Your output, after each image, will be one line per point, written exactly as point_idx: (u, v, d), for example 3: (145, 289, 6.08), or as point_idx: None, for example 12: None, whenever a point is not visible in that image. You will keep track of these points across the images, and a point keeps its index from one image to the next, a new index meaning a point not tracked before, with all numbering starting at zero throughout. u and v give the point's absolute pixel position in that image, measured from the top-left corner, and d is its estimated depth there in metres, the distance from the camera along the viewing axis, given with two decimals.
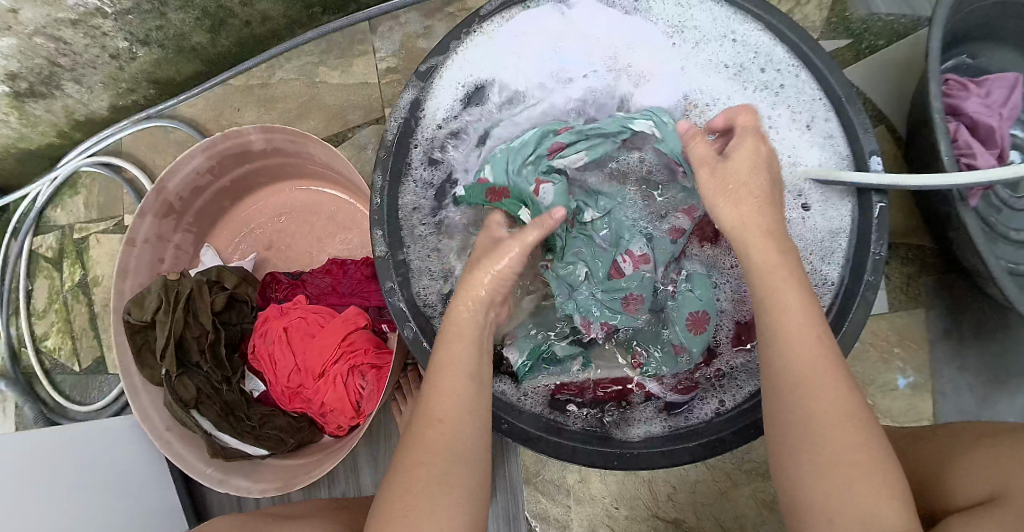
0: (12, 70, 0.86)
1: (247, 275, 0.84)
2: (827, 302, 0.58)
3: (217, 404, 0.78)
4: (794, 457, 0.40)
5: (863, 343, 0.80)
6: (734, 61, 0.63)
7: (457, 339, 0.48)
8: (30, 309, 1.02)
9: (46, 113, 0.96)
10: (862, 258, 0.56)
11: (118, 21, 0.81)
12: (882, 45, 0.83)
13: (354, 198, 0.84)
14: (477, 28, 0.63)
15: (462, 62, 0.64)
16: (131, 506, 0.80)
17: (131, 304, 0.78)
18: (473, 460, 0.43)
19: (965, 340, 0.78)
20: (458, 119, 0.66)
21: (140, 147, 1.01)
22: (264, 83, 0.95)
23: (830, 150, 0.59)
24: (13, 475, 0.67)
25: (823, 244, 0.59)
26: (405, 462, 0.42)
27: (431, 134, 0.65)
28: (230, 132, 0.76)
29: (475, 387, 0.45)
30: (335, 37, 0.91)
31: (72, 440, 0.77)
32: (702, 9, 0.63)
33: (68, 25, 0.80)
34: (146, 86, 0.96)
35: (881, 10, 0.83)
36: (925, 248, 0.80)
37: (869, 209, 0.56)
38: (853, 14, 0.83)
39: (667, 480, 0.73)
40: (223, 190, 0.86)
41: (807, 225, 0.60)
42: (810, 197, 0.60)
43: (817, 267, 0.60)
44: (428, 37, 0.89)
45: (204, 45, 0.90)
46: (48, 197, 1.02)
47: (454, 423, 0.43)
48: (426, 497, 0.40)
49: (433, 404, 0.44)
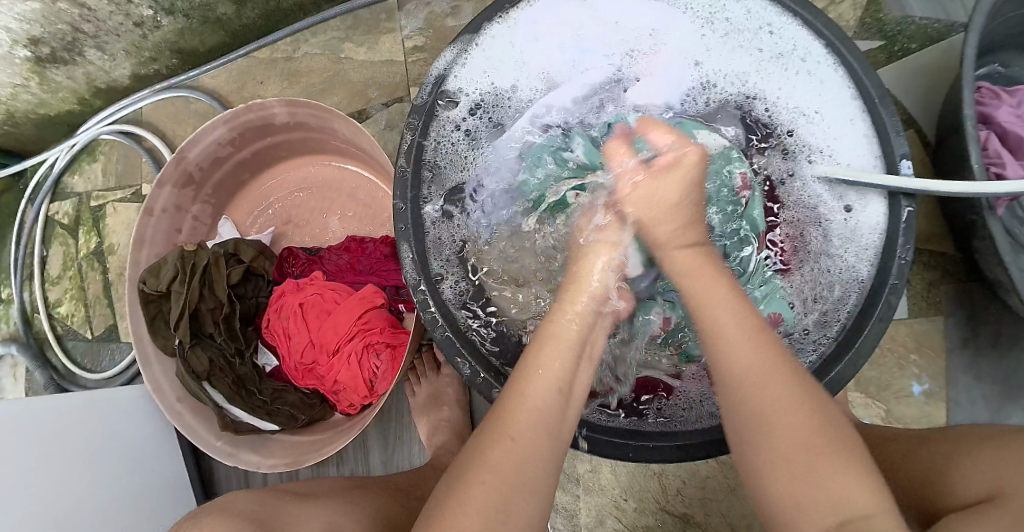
0: (34, 34, 0.86)
1: (264, 250, 0.84)
2: (853, 302, 0.57)
3: (229, 377, 0.77)
4: (745, 443, 0.43)
5: (881, 348, 0.79)
6: (771, 49, 0.61)
7: (553, 344, 0.46)
8: (45, 274, 1.03)
9: (67, 79, 0.96)
10: (888, 261, 0.54)
11: None
12: (915, 48, 0.81)
13: (375, 176, 0.84)
14: (502, 15, 0.61)
15: (483, 49, 0.62)
16: (147, 475, 0.82)
17: (147, 273, 0.78)
18: (537, 485, 0.42)
19: (983, 350, 0.77)
20: (471, 111, 0.64)
21: (160, 117, 1.01)
22: (288, 57, 0.94)
23: (864, 150, 0.57)
24: (36, 445, 0.68)
25: (859, 242, 0.57)
26: (475, 463, 0.42)
27: (445, 127, 0.63)
28: (253, 104, 0.76)
29: (560, 402, 0.44)
30: (363, 13, 0.90)
31: (85, 408, 0.77)
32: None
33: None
34: (168, 55, 0.95)
35: (916, 13, 0.81)
36: (948, 255, 0.78)
37: (897, 213, 0.55)
38: (888, 15, 0.81)
39: (678, 475, 0.72)
40: (243, 162, 0.85)
41: (849, 226, 0.58)
42: (843, 196, 0.58)
43: (850, 264, 0.58)
44: (456, 16, 0.88)
45: (229, 16, 0.90)
46: (66, 163, 1.02)
47: (526, 442, 0.42)
48: (480, 520, 0.39)
49: (506, 417, 0.43)
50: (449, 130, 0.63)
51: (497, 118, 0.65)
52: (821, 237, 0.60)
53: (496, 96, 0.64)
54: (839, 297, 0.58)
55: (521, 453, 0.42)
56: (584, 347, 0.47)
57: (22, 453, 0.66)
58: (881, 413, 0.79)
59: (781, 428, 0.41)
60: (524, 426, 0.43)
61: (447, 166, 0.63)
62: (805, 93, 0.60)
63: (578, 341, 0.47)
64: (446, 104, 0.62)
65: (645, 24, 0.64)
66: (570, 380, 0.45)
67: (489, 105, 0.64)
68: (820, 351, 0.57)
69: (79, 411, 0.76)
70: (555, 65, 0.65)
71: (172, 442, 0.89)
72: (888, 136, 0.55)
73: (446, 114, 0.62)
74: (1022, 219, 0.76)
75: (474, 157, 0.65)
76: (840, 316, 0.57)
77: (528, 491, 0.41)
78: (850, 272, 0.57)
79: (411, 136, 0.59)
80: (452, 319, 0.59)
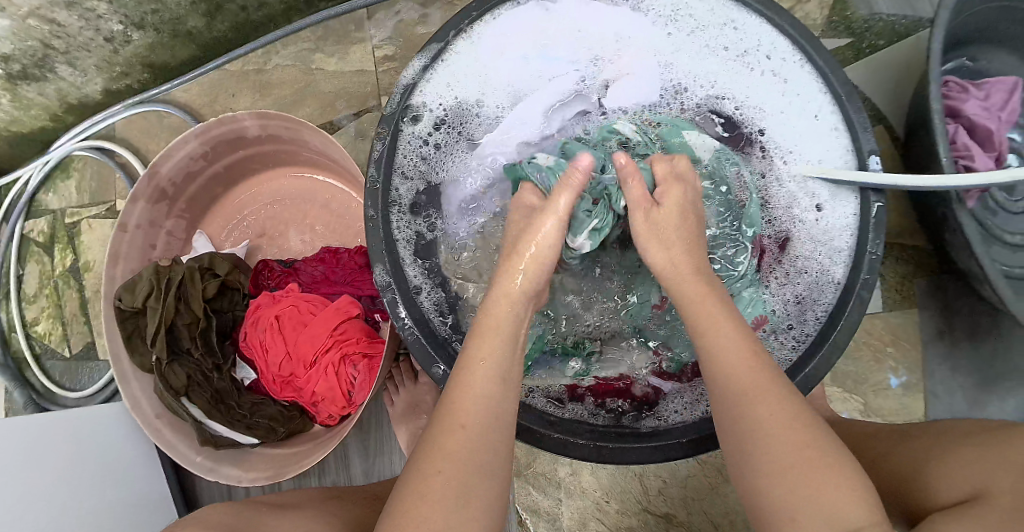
0: (5, 51, 0.85)
1: (239, 263, 0.83)
2: (830, 300, 0.57)
3: (207, 392, 0.76)
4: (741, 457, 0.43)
5: (857, 341, 0.80)
6: (735, 46, 0.62)
7: (490, 333, 0.47)
8: (21, 293, 1.01)
9: (40, 95, 0.95)
10: (860, 257, 0.55)
11: (114, 4, 0.81)
12: (882, 45, 0.83)
13: (349, 188, 0.84)
14: (465, 31, 0.63)
15: (448, 65, 0.63)
16: (127, 495, 0.80)
17: (122, 290, 0.77)
18: (491, 470, 0.42)
19: (958, 343, 0.78)
20: (437, 123, 0.64)
21: (134, 132, 1.00)
22: (260, 69, 0.94)
23: (835, 143, 0.58)
24: (14, 467, 0.67)
25: (831, 243, 0.58)
26: (426, 462, 0.42)
27: (412, 141, 0.63)
28: (224, 118, 0.75)
29: (503, 387, 0.45)
30: (333, 23, 0.91)
31: (62, 428, 0.76)
32: None
33: (62, 7, 0.79)
34: (140, 70, 0.95)
35: (883, 11, 0.82)
36: (920, 248, 0.79)
37: (867, 208, 0.56)
38: (855, 13, 0.83)
39: (659, 475, 0.72)
40: (216, 175, 0.85)
41: (821, 228, 0.58)
42: (820, 196, 0.59)
43: (825, 265, 0.58)
44: (426, 24, 0.89)
45: (201, 30, 0.89)
46: (40, 181, 1.01)
47: (476, 430, 0.43)
48: (441, 511, 0.40)
49: (452, 410, 0.43)
50: (417, 146, 0.63)
51: (466, 128, 0.65)
52: (803, 238, 0.59)
53: (464, 109, 0.64)
54: (816, 296, 0.58)
55: (468, 444, 0.42)
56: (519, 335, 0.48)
57: (6, 465, 0.66)
58: (859, 406, 0.79)
59: (777, 426, 0.41)
60: (467, 418, 0.43)
61: (418, 178, 0.63)
62: (773, 93, 0.61)
63: (515, 326, 0.47)
64: (410, 120, 0.62)
65: (609, 28, 0.64)
66: (506, 369, 0.45)
67: (452, 120, 0.64)
68: (793, 348, 0.58)
69: (61, 424, 0.76)
70: (521, 75, 0.65)
71: (152, 459, 0.88)
72: (857, 131, 0.56)
73: (410, 130, 0.62)
74: (992, 211, 0.78)
75: (447, 169, 0.64)
76: (818, 314, 0.58)
77: (482, 482, 0.41)
78: (825, 272, 0.58)
79: (380, 149, 0.60)
80: (427, 326, 0.60)
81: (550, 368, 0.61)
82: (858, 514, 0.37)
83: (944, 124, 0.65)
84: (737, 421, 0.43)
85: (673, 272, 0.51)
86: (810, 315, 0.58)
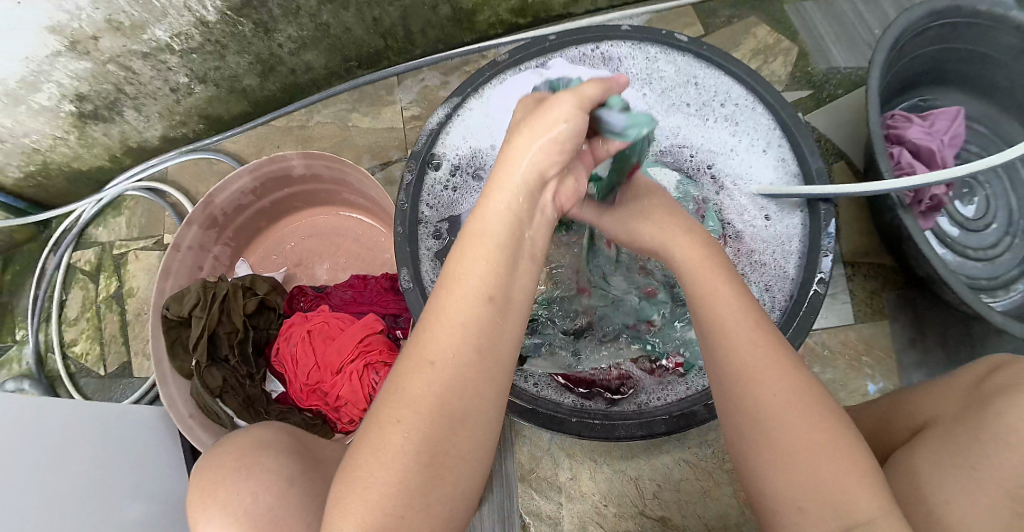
0: (82, 92, 0.96)
1: (276, 285, 0.93)
2: (788, 292, 0.67)
3: (239, 396, 0.84)
4: (755, 449, 0.43)
5: (834, 352, 0.87)
6: (696, 101, 0.76)
7: (479, 242, 0.40)
8: (62, 316, 1.12)
9: (104, 135, 1.08)
10: (815, 254, 0.65)
11: (183, 59, 0.95)
12: (841, 93, 0.97)
13: (376, 222, 0.96)
14: (475, 94, 0.77)
15: (463, 118, 0.77)
16: (136, 512, 0.80)
17: (171, 300, 0.87)
18: (469, 414, 0.39)
19: (931, 350, 0.86)
20: (453, 169, 0.77)
21: (184, 176, 1.14)
22: (302, 125, 1.09)
23: (782, 171, 0.71)
24: (39, 467, 0.67)
25: (784, 246, 0.69)
26: (384, 413, 0.39)
27: (433, 186, 0.75)
28: (275, 159, 0.88)
29: (491, 312, 0.39)
30: (367, 88, 1.07)
31: (87, 435, 0.77)
32: (668, 61, 0.76)
33: (139, 57, 0.92)
34: (196, 120, 1.10)
35: (841, 65, 0.98)
36: (886, 266, 0.89)
37: (818, 214, 0.67)
38: (815, 69, 0.98)
39: (654, 479, 0.77)
40: (259, 210, 0.96)
41: (769, 231, 0.71)
42: (769, 209, 0.72)
43: (782, 264, 0.69)
44: (447, 89, 1.06)
45: (253, 88, 1.05)
46: (92, 215, 1.15)
47: (448, 369, 0.39)
48: (396, 454, 0.38)
49: (425, 345, 0.39)
50: (437, 187, 0.76)
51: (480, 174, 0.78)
52: (758, 245, 0.71)
53: (479, 162, 0.78)
54: (779, 293, 0.68)
55: (436, 383, 0.38)
56: (513, 244, 0.41)
57: (22, 460, 0.66)
58: None
59: (785, 409, 0.43)
60: (439, 354, 0.39)
61: (443, 209, 0.76)
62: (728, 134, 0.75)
63: (508, 238, 0.41)
64: (433, 167, 0.76)
65: None
66: (495, 287, 0.40)
67: (466, 167, 0.78)
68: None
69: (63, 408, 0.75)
70: None
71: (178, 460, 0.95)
72: (806, 158, 0.68)
73: (433, 175, 0.76)
74: (955, 229, 0.89)
75: (461, 204, 0.76)
76: (780, 305, 0.67)
77: (461, 429, 0.39)
78: (785, 272, 0.68)
79: (409, 182, 0.73)
80: None
81: (547, 356, 0.70)
82: (867, 506, 0.39)
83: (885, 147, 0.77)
84: (738, 405, 0.45)
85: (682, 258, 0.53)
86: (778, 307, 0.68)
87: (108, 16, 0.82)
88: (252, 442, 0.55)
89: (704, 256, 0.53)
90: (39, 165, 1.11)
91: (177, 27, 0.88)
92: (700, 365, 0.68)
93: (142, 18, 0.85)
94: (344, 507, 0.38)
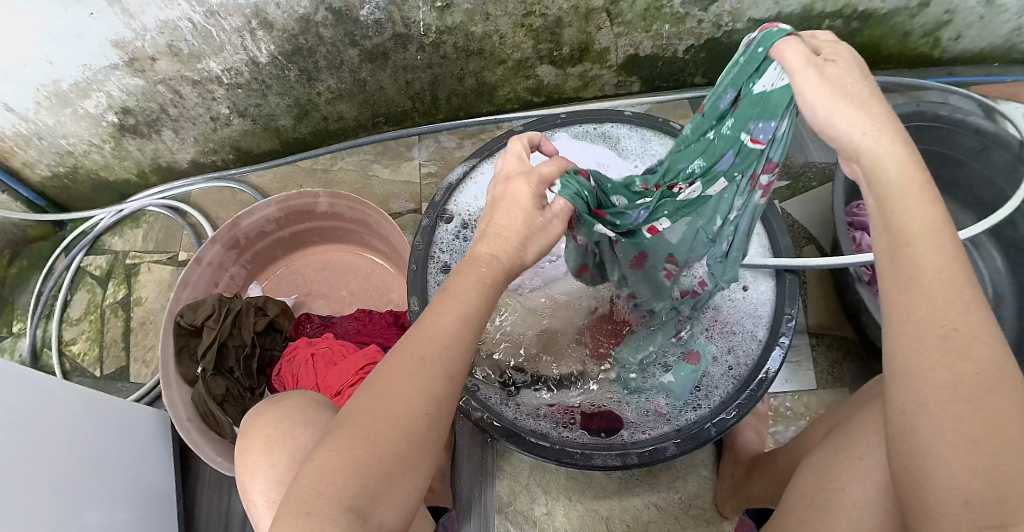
0: (128, 106, 1.06)
1: (286, 309, 1.02)
2: (755, 351, 0.78)
3: (239, 406, 0.91)
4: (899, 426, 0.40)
5: (798, 413, 0.95)
6: None
7: (469, 267, 0.50)
8: (66, 315, 1.20)
9: (137, 150, 1.18)
10: (781, 321, 0.78)
11: (228, 92, 1.06)
12: (815, 185, 1.10)
13: (389, 264, 1.07)
14: (486, 159, 0.89)
15: (475, 179, 0.88)
16: (101, 519, 0.80)
17: (186, 308, 0.94)
18: (410, 409, 0.43)
19: None
20: (462, 226, 0.86)
21: (207, 200, 1.25)
22: (326, 169, 1.21)
23: (756, 243, 0.83)
24: (23, 462, 0.69)
25: (756, 312, 0.81)
26: (357, 403, 0.44)
27: (444, 237, 0.85)
28: (307, 194, 0.98)
29: (473, 319, 0.48)
30: (390, 144, 1.20)
31: (74, 435, 0.78)
32: (657, 145, 0.90)
33: (189, 83, 1.02)
34: (228, 150, 1.21)
35: (815, 160, 1.12)
36: (846, 340, 1.00)
37: (784, 284, 0.80)
38: (793, 161, 1.12)
39: (623, 519, 0.86)
40: (279, 239, 1.06)
41: (748, 299, 0.82)
42: (747, 279, 0.82)
43: (751, 327, 0.80)
44: (461, 151, 1.18)
45: (287, 128, 1.17)
46: (110, 224, 1.25)
47: (419, 359, 0.45)
48: (345, 436, 0.42)
49: (444, 347, 0.46)
50: (448, 239, 0.85)
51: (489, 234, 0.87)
52: (733, 309, 0.82)
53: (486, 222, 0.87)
54: (741, 352, 0.79)
55: (408, 381, 0.44)
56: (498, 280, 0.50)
57: (6, 452, 0.67)
58: None
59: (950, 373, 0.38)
60: (421, 351, 0.45)
61: (451, 257, 0.85)
62: None
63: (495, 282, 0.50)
64: (444, 221, 0.86)
65: (594, 161, 0.91)
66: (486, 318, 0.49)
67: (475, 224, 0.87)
68: (729, 387, 0.78)
69: (69, 391, 0.79)
70: None
71: (166, 470, 0.97)
72: (777, 235, 0.82)
73: (444, 228, 0.85)
74: None
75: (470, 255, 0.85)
76: (745, 361, 0.79)
77: (397, 414, 0.43)
78: (753, 333, 0.80)
79: (426, 228, 0.84)
80: None
81: (533, 394, 0.81)
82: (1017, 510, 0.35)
83: (846, 225, 0.91)
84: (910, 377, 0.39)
85: (882, 182, 0.42)
86: (740, 360, 0.79)
87: (170, 42, 0.93)
88: (308, 403, 0.64)
89: (921, 185, 0.41)
90: (69, 167, 1.19)
91: (230, 63, 0.99)
92: (684, 407, 0.78)
93: (201, 49, 0.95)
94: (330, 466, 0.41)
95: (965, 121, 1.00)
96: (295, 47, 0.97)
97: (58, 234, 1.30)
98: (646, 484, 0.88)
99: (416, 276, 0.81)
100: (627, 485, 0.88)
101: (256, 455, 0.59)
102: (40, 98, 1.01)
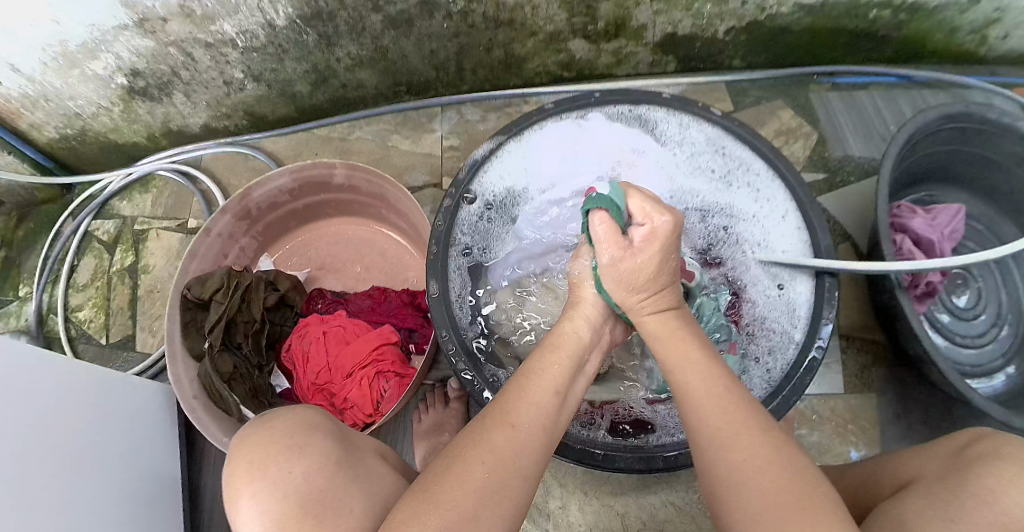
0: (137, 68, 1.01)
1: (297, 284, 0.98)
2: (790, 354, 0.74)
3: (247, 384, 0.88)
4: None
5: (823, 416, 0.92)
6: (721, 170, 0.83)
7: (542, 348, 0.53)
8: (72, 281, 1.17)
9: (148, 113, 1.13)
10: (818, 324, 0.74)
11: (243, 56, 1.00)
12: (853, 180, 1.05)
13: (405, 241, 1.03)
14: (513, 138, 0.84)
15: (501, 158, 0.83)
16: (102, 498, 0.76)
17: (193, 281, 0.91)
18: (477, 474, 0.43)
19: (913, 425, 0.90)
20: (485, 205, 0.82)
21: (218, 165, 1.21)
22: (343, 139, 1.16)
23: (797, 239, 0.78)
24: (20, 439, 0.66)
25: (793, 312, 0.76)
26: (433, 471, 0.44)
27: (467, 219, 0.81)
28: (321, 165, 0.93)
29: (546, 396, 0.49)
30: (410, 114, 1.15)
31: (75, 412, 0.75)
32: (697, 129, 0.84)
33: (202, 46, 0.97)
34: (241, 115, 1.16)
35: (854, 154, 1.07)
36: (877, 343, 0.95)
37: (822, 284, 0.76)
38: (831, 153, 1.07)
39: (639, 516, 0.83)
40: (293, 210, 1.02)
41: (783, 299, 0.77)
42: (783, 277, 0.78)
43: (787, 327, 0.76)
44: (485, 125, 1.13)
45: (303, 94, 1.12)
46: (119, 188, 1.21)
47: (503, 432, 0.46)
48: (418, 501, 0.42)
49: (511, 411, 0.48)
50: (472, 219, 0.81)
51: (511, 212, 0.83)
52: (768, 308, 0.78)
53: (508, 200, 0.83)
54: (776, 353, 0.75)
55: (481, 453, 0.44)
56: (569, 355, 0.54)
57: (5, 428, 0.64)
58: None
59: None
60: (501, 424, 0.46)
61: (472, 238, 0.81)
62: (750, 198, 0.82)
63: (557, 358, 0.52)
64: (467, 201, 0.81)
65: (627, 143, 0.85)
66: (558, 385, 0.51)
67: (498, 203, 0.83)
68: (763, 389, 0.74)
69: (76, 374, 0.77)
70: (560, 172, 0.85)
71: (169, 447, 0.95)
72: (817, 232, 0.77)
73: (468, 208, 0.81)
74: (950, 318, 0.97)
75: (490, 237, 0.82)
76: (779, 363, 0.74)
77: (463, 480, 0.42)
78: (786, 335, 0.75)
79: (448, 209, 0.79)
80: (450, 325, 0.74)
81: None
82: None
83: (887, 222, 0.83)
84: None
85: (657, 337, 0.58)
86: (776, 361, 0.75)
87: (182, 3, 0.88)
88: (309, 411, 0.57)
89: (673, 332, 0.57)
90: (77, 129, 1.15)
91: (245, 25, 0.93)
92: None
93: (215, 11, 0.90)
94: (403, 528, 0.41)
95: (1012, 125, 0.89)
96: (315, 10, 0.92)
97: (66, 197, 1.27)
98: (665, 482, 0.85)
99: (436, 259, 0.77)
100: (645, 482, 0.85)
101: (238, 483, 0.50)
102: (47, 58, 0.96)
